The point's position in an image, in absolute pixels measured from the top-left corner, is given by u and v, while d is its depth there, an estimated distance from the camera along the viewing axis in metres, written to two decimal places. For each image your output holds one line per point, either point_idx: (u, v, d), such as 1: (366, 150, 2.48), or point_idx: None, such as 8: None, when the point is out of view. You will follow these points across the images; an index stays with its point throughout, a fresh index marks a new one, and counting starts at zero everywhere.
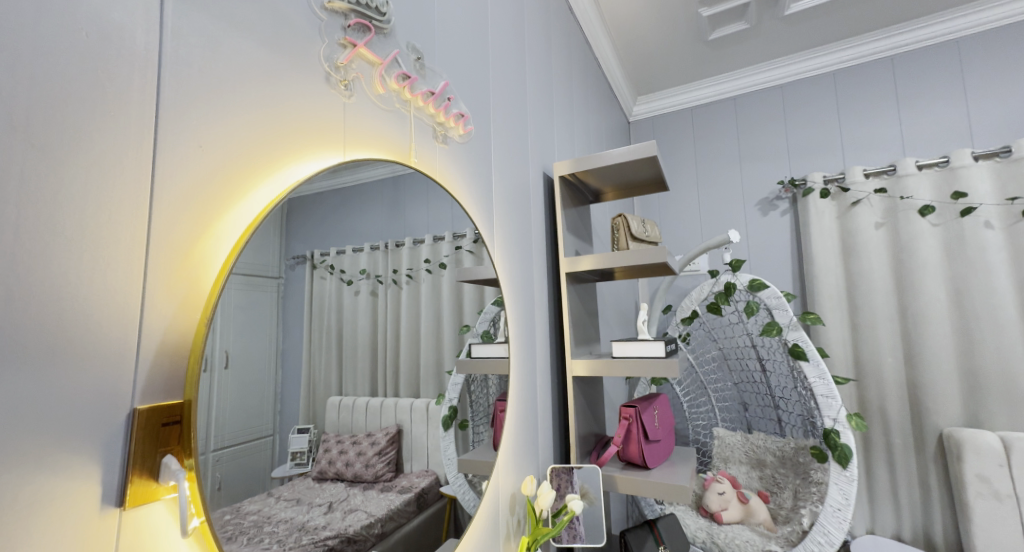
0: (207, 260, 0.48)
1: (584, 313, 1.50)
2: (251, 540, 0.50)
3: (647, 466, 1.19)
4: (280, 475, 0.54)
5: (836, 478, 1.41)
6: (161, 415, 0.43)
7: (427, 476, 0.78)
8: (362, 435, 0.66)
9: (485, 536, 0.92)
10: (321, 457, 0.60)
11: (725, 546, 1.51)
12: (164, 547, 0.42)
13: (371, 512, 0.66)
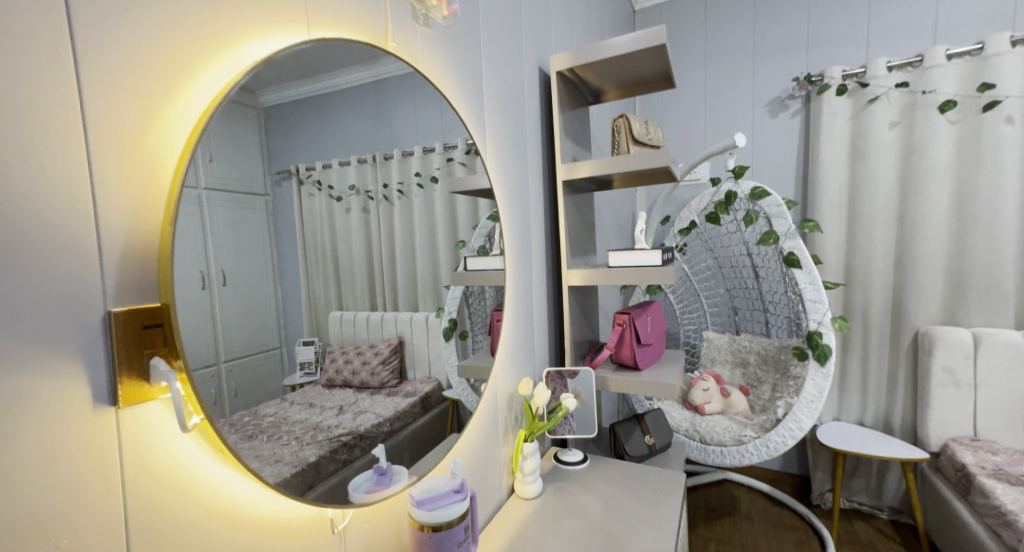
0: (162, 154, 0.44)
1: (582, 224, 1.48)
2: (272, 437, 0.54)
3: (638, 366, 1.26)
4: (291, 383, 0.57)
5: (813, 375, 1.52)
6: (141, 318, 0.42)
7: (430, 382, 0.82)
8: (365, 346, 0.69)
9: (487, 427, 0.99)
10: (328, 366, 0.63)
11: (705, 433, 1.67)
12: (169, 441, 0.44)
13: (379, 412, 0.71)
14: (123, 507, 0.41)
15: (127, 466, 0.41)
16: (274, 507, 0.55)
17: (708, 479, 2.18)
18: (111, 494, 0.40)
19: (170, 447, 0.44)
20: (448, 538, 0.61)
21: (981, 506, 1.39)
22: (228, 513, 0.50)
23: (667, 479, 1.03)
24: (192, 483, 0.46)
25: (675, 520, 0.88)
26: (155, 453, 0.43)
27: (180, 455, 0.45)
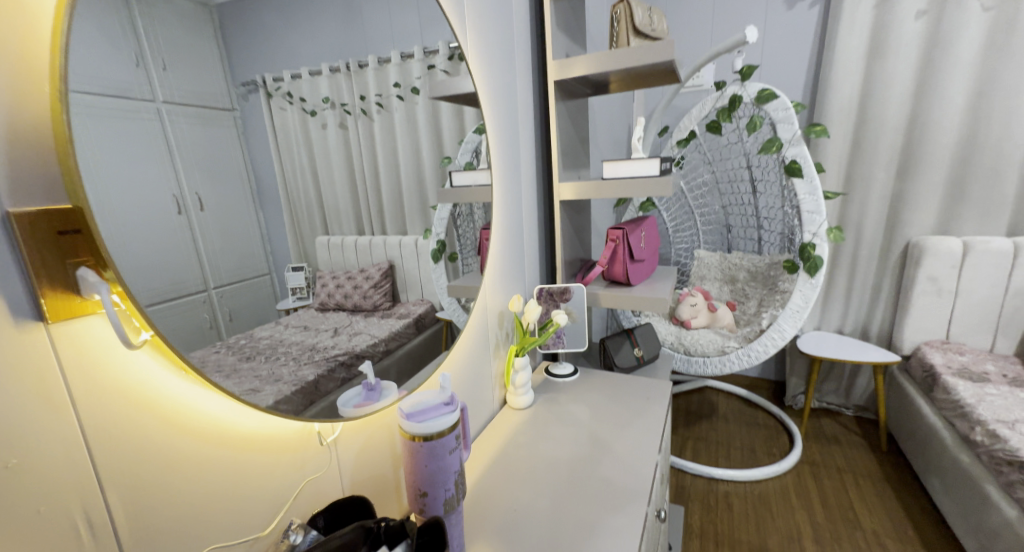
0: (33, 14, 0.35)
1: (575, 135, 1.39)
2: (269, 358, 0.53)
3: (630, 282, 1.26)
4: (284, 307, 0.54)
5: (801, 286, 1.54)
6: (53, 222, 0.36)
7: (423, 303, 0.81)
8: (355, 271, 0.66)
9: (477, 343, 0.98)
10: (321, 291, 0.60)
11: (689, 346, 1.75)
12: (116, 361, 0.40)
13: (374, 333, 0.70)
14: (78, 426, 0.38)
15: (74, 384, 0.38)
16: (257, 424, 0.52)
17: (689, 387, 2.33)
18: (61, 413, 0.37)
19: (120, 366, 0.40)
20: (440, 447, 0.53)
21: (941, 401, 1.51)
22: (205, 430, 0.47)
23: (655, 387, 1.09)
24: (156, 401, 0.43)
25: (661, 422, 0.94)
26: (104, 373, 0.39)
27: (135, 373, 0.41)
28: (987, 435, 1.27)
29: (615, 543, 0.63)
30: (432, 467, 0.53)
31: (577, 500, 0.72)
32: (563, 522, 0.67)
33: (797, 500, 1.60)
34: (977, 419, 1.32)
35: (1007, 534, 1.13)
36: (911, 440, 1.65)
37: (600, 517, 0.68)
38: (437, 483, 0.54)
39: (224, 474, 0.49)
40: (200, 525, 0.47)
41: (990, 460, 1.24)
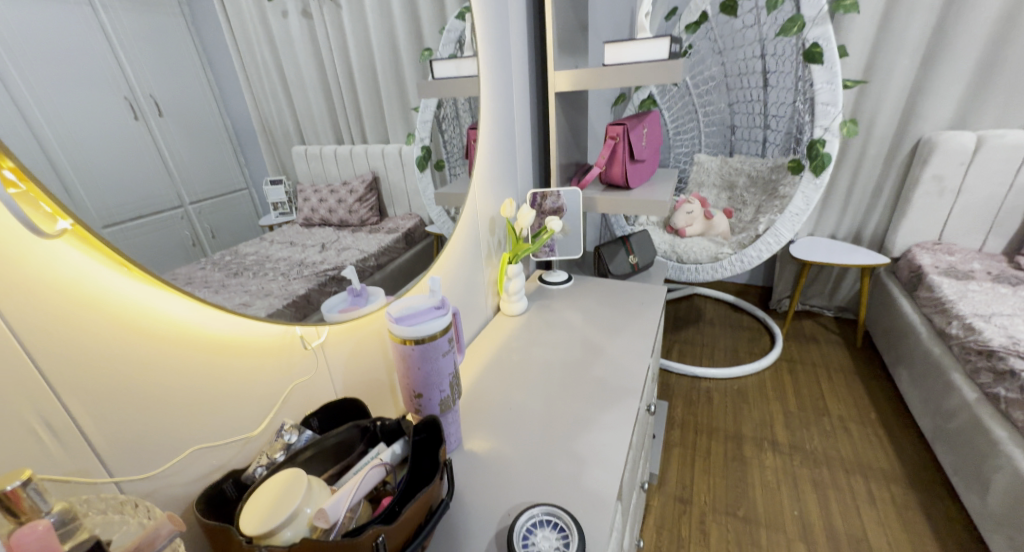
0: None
1: (573, 16, 1.22)
2: (257, 273, 0.50)
3: (629, 186, 1.20)
4: (268, 224, 0.49)
5: (804, 187, 1.50)
6: None
7: (411, 218, 0.75)
8: (338, 184, 0.60)
9: (470, 251, 0.94)
10: (304, 205, 0.55)
11: (682, 253, 1.76)
12: (39, 254, 0.34)
13: (363, 249, 0.65)
14: (6, 329, 0.33)
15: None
16: (226, 327, 0.48)
17: (678, 295, 2.38)
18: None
19: (45, 259, 0.34)
20: (433, 350, 0.53)
21: (924, 299, 1.55)
22: (165, 332, 0.42)
23: (649, 292, 1.10)
24: (103, 302, 0.38)
25: (653, 325, 0.96)
26: (26, 267, 0.33)
27: (67, 269, 0.36)
28: (962, 328, 1.33)
29: (607, 433, 0.67)
30: (426, 369, 0.53)
31: (570, 398, 0.75)
32: (556, 417, 0.70)
33: (773, 392, 1.72)
34: (956, 313, 1.37)
35: (963, 414, 1.23)
36: (887, 335, 1.74)
37: (593, 413, 0.71)
38: (431, 385, 0.54)
39: (197, 378, 0.46)
40: (180, 427, 0.45)
41: (961, 350, 1.31)
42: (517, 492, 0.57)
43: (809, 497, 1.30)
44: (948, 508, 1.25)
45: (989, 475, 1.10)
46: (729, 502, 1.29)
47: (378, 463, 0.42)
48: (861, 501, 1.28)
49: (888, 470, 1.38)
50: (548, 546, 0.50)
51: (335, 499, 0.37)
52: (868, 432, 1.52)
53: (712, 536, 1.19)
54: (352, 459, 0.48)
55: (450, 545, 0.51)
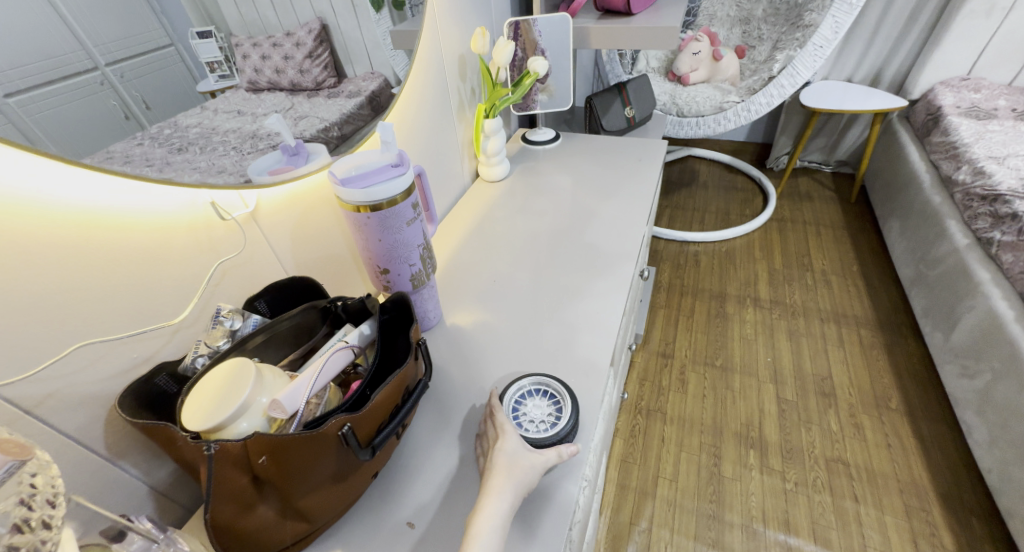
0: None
1: None
2: (205, 150, 0.42)
3: (630, 12, 1.00)
4: (208, 90, 0.39)
5: (837, 8, 1.29)
6: None
7: (375, 78, 0.62)
8: (280, 35, 0.45)
9: (436, 101, 0.80)
10: (245, 66, 0.42)
11: (683, 106, 1.59)
12: None
13: (324, 117, 0.54)
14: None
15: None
16: (91, 196, 0.36)
17: (672, 158, 2.24)
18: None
19: None
20: (394, 219, 0.45)
21: (935, 144, 1.46)
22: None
23: (647, 149, 1.00)
24: None
25: (650, 185, 0.88)
26: None
27: None
28: (971, 173, 1.27)
29: (600, 299, 0.64)
30: (387, 240, 0.46)
31: (560, 266, 0.70)
32: (545, 286, 0.67)
33: (760, 252, 1.72)
34: (969, 158, 1.30)
35: (950, 260, 1.24)
36: (886, 186, 1.69)
37: (585, 280, 0.68)
38: (397, 258, 0.49)
39: (66, 260, 0.35)
40: (60, 320, 0.36)
41: (963, 197, 1.27)
42: (506, 361, 0.56)
43: (783, 345, 1.38)
44: (910, 345, 1.35)
45: (960, 315, 1.15)
46: (708, 354, 1.37)
47: (344, 347, 0.39)
48: (831, 345, 1.37)
49: (861, 316, 1.45)
50: (540, 413, 0.49)
51: (291, 389, 0.34)
52: (848, 284, 1.56)
53: (690, 383, 1.29)
54: (317, 342, 0.46)
55: (440, 412, 0.51)
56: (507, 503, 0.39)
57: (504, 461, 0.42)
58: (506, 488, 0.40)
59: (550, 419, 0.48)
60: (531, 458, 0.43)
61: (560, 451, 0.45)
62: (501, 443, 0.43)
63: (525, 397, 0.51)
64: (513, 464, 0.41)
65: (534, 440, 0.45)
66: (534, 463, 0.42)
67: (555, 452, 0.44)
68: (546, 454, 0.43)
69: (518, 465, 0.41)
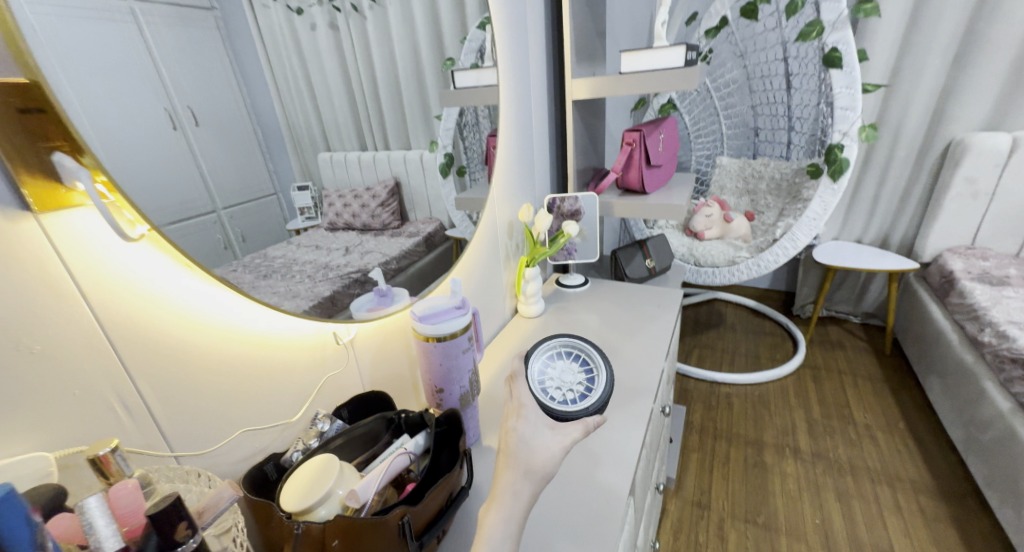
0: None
1: (592, 27, 1.22)
2: (285, 277, 0.52)
3: (645, 190, 1.20)
4: (294, 228, 0.52)
5: (822, 192, 1.49)
6: (12, 98, 0.31)
7: (432, 223, 0.78)
8: (362, 189, 0.62)
9: (487, 254, 0.96)
10: (328, 210, 0.57)
11: (700, 256, 1.75)
12: (117, 255, 0.38)
13: (385, 253, 0.68)
14: (92, 316, 0.38)
15: (77, 274, 0.37)
16: (268, 324, 0.52)
17: (699, 300, 2.35)
18: (73, 304, 0.37)
19: (123, 261, 0.39)
20: (453, 348, 0.55)
21: (955, 306, 1.51)
22: (214, 328, 0.46)
23: (665, 296, 1.10)
24: (161, 303, 0.42)
25: (668, 329, 0.96)
26: (105, 267, 0.38)
27: (136, 269, 0.40)
28: (996, 336, 1.28)
29: (620, 434, 0.67)
30: (446, 364, 0.56)
31: None
32: None
33: (795, 400, 1.68)
34: (989, 321, 1.33)
35: (997, 424, 1.19)
36: (918, 343, 1.69)
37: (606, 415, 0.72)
38: (451, 380, 0.57)
39: (242, 368, 0.50)
40: (228, 411, 0.49)
41: (994, 358, 1.27)
42: None
43: (833, 507, 1.27)
44: (980, 522, 1.21)
45: None
46: (748, 509, 1.27)
47: (403, 452, 0.46)
48: (886, 512, 1.25)
49: (918, 481, 1.34)
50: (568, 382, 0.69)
51: (365, 482, 0.41)
52: (896, 442, 1.47)
53: (730, 541, 1.18)
54: (377, 449, 0.50)
55: (463, 531, 0.53)
56: (525, 491, 0.44)
57: (523, 450, 0.47)
58: (522, 480, 0.45)
59: (578, 389, 0.68)
60: (548, 444, 0.49)
61: (572, 436, 0.50)
62: (520, 428, 0.49)
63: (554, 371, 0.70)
64: (530, 453, 0.47)
65: (567, 411, 0.63)
66: (550, 453, 0.47)
67: (578, 430, 0.51)
68: (565, 437, 0.49)
69: (535, 451, 0.47)
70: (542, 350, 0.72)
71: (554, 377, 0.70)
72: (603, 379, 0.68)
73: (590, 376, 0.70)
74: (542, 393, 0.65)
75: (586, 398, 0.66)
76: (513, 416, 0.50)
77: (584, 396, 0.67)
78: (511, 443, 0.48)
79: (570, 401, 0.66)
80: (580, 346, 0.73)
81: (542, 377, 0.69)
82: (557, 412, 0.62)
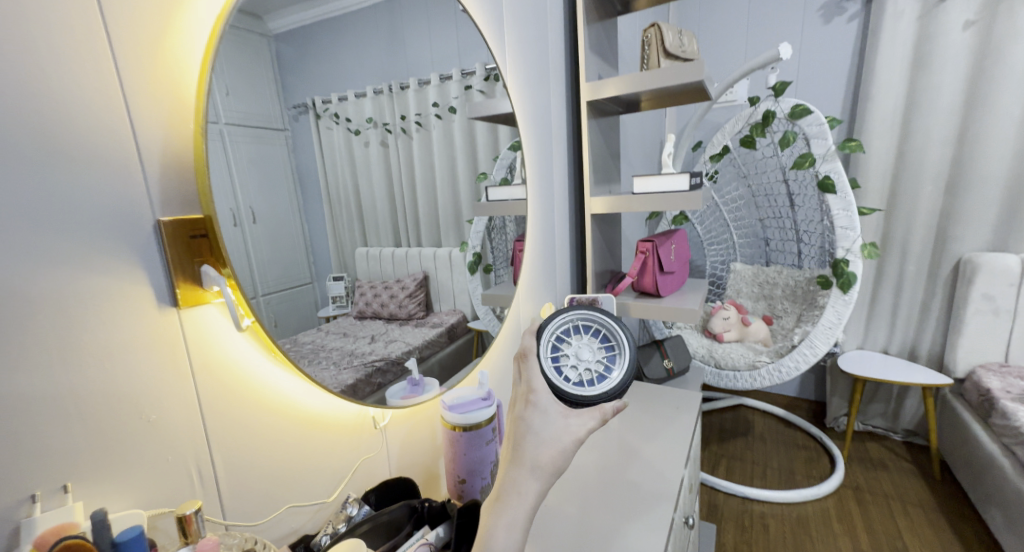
0: (182, 61, 0.44)
1: (608, 153, 1.39)
2: (312, 361, 0.57)
3: (660, 294, 1.26)
4: (325, 315, 0.59)
5: (834, 302, 1.52)
6: (187, 228, 0.44)
7: (455, 314, 0.84)
8: (393, 282, 0.71)
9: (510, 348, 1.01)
10: (359, 300, 0.64)
11: (720, 359, 1.73)
12: (224, 339, 0.49)
13: (409, 341, 0.75)
14: (196, 391, 0.47)
15: (193, 357, 0.46)
16: (321, 404, 0.60)
17: (724, 404, 2.26)
18: (186, 381, 0.46)
19: (227, 345, 0.49)
20: (478, 437, 0.62)
21: (1000, 428, 1.42)
22: (279, 405, 0.55)
23: (683, 398, 1.09)
24: (246, 381, 0.51)
25: (688, 433, 0.94)
26: (214, 350, 0.48)
27: (235, 353, 0.50)
28: None
29: (638, 546, 0.64)
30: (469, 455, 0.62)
31: (603, 504, 0.73)
32: (588, 523, 0.69)
33: (839, 526, 1.52)
34: None
35: None
36: (966, 467, 1.56)
37: (625, 523, 0.69)
38: (474, 472, 0.62)
39: (295, 443, 0.57)
40: (275, 485, 0.55)
41: None
42: None
43: None
44: None
45: None
46: None
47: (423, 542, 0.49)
48: None
49: None
50: (587, 360, 0.65)
51: None
52: None
53: None
54: (399, 539, 0.50)
55: None
56: (531, 492, 0.42)
57: (532, 444, 0.44)
58: (529, 479, 0.42)
59: (596, 368, 0.64)
60: (560, 436, 0.45)
61: (585, 426, 0.46)
62: (530, 417, 0.45)
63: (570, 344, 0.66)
64: (539, 447, 0.44)
65: (583, 395, 0.60)
66: (562, 446, 0.44)
67: (595, 414, 0.47)
68: (580, 425, 0.46)
69: (545, 442, 0.44)
70: (559, 322, 0.66)
71: (571, 354, 0.65)
72: (626, 361, 0.64)
73: (612, 353, 0.66)
74: (557, 374, 0.61)
75: (604, 380, 0.63)
76: (522, 404, 0.47)
77: (602, 378, 0.63)
78: (517, 435, 0.44)
79: (587, 382, 0.62)
80: (601, 320, 0.67)
81: (556, 353, 0.64)
82: (570, 396, 0.59)
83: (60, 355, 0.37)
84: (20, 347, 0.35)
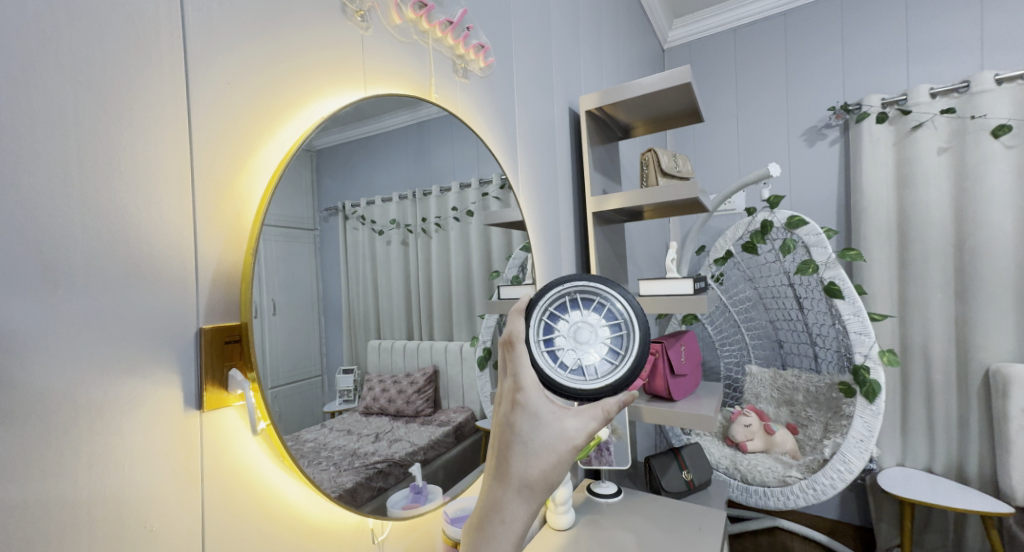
0: (245, 197, 0.52)
1: (614, 255, 1.45)
2: (312, 462, 0.56)
3: (672, 397, 1.22)
4: (331, 409, 0.59)
5: (861, 412, 1.45)
6: (224, 334, 0.49)
7: (463, 411, 0.82)
8: (401, 375, 0.71)
9: None
10: (366, 394, 0.65)
11: (746, 472, 1.58)
12: (239, 443, 0.50)
13: (414, 441, 0.72)
14: (203, 498, 0.47)
15: (206, 462, 0.47)
16: (320, 512, 0.60)
17: (756, 526, 2.03)
18: (196, 487, 0.46)
19: (240, 449, 0.51)
20: None
21: None
22: (279, 514, 0.55)
23: (706, 516, 0.98)
24: (253, 487, 0.52)
25: None
26: (227, 453, 0.49)
27: (247, 457, 0.51)
28: None
29: None
30: None
31: None
32: None
33: None
34: None
35: None
36: None
37: None
38: None
39: None
40: None
41: None
42: None
43: None
44: None
45: None
46: None
47: None
48: None
49: None
50: (588, 336, 0.59)
51: None
52: None
53: None
54: None
55: None
56: (518, 519, 0.34)
57: (520, 458, 0.35)
58: (517, 500, 0.34)
59: (600, 348, 0.58)
60: (557, 449, 0.36)
61: (589, 428, 0.36)
62: (517, 421, 0.36)
63: (565, 318, 0.60)
64: (528, 460, 0.35)
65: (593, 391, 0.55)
66: (559, 455, 0.35)
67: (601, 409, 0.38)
68: (587, 417, 0.37)
69: (545, 451, 0.35)
70: (552, 295, 0.58)
71: (569, 333, 0.59)
72: (634, 339, 0.58)
73: (618, 335, 0.59)
74: (554, 364, 0.56)
75: (611, 363, 0.58)
76: (508, 404, 0.37)
77: (609, 362, 0.58)
78: (504, 442, 0.36)
79: (589, 370, 0.57)
80: (600, 289, 0.60)
81: (551, 334, 0.58)
82: (572, 393, 0.54)
83: (87, 460, 0.39)
84: (56, 453, 0.37)
